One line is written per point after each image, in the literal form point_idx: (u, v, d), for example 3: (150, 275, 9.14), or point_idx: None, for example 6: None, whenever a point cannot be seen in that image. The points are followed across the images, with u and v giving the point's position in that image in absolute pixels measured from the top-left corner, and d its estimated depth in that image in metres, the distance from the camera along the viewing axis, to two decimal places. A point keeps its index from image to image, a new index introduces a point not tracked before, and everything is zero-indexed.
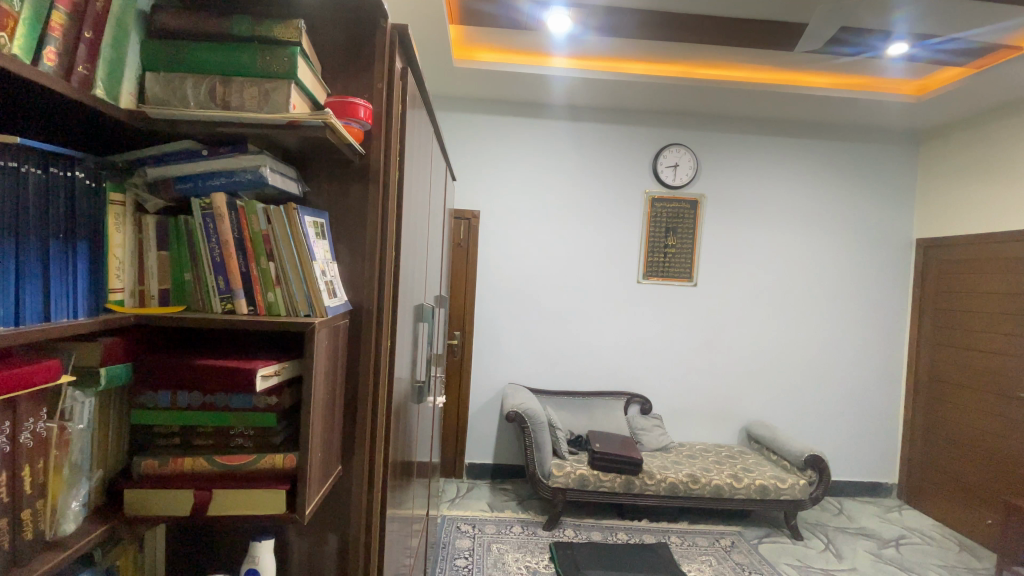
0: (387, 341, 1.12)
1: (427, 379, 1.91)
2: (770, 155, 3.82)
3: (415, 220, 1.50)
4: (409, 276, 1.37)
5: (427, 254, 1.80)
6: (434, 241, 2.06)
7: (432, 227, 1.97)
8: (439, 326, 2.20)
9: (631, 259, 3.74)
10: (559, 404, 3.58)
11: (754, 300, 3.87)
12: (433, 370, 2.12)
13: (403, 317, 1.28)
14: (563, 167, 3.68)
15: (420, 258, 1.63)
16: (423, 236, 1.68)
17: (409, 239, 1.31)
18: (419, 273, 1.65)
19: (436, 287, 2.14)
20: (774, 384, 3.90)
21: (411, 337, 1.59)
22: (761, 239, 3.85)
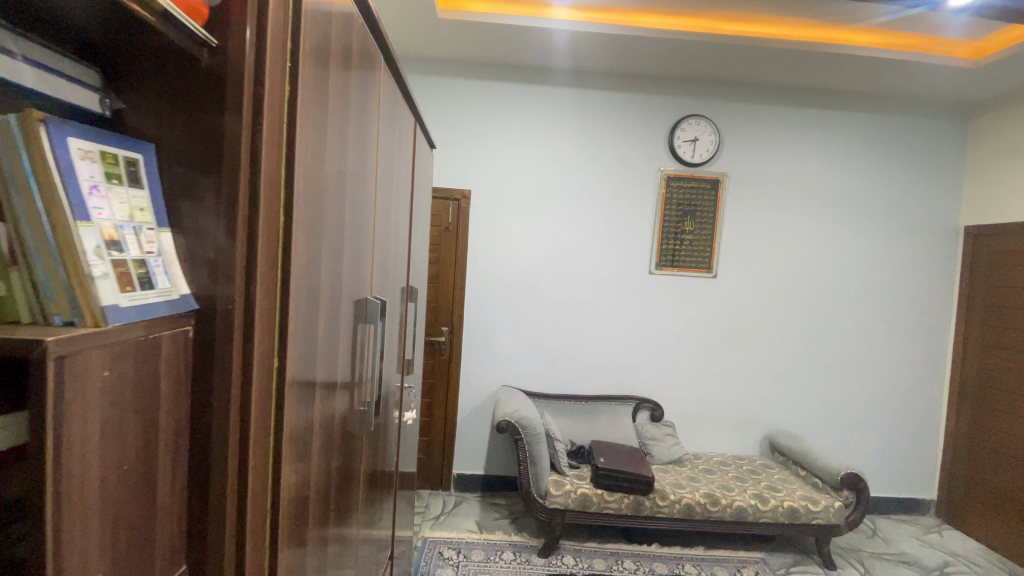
0: (268, 355, 0.70)
1: (383, 389, 1.49)
2: (802, 129, 3.36)
3: (356, 174, 1.07)
4: (335, 253, 0.96)
5: (385, 230, 1.37)
6: (403, 217, 1.64)
7: (397, 198, 1.54)
8: (406, 322, 1.75)
9: (642, 247, 3.30)
10: (559, 410, 3.17)
11: (780, 294, 3.43)
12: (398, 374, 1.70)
13: (313, 310, 0.86)
14: (567, 140, 3.22)
15: (368, 233, 1.20)
16: (376, 205, 1.26)
17: (330, 202, 0.90)
18: (367, 250, 1.21)
19: (405, 272, 1.72)
20: (799, 387, 3.47)
21: (350, 337, 1.15)
22: (791, 225, 3.40)
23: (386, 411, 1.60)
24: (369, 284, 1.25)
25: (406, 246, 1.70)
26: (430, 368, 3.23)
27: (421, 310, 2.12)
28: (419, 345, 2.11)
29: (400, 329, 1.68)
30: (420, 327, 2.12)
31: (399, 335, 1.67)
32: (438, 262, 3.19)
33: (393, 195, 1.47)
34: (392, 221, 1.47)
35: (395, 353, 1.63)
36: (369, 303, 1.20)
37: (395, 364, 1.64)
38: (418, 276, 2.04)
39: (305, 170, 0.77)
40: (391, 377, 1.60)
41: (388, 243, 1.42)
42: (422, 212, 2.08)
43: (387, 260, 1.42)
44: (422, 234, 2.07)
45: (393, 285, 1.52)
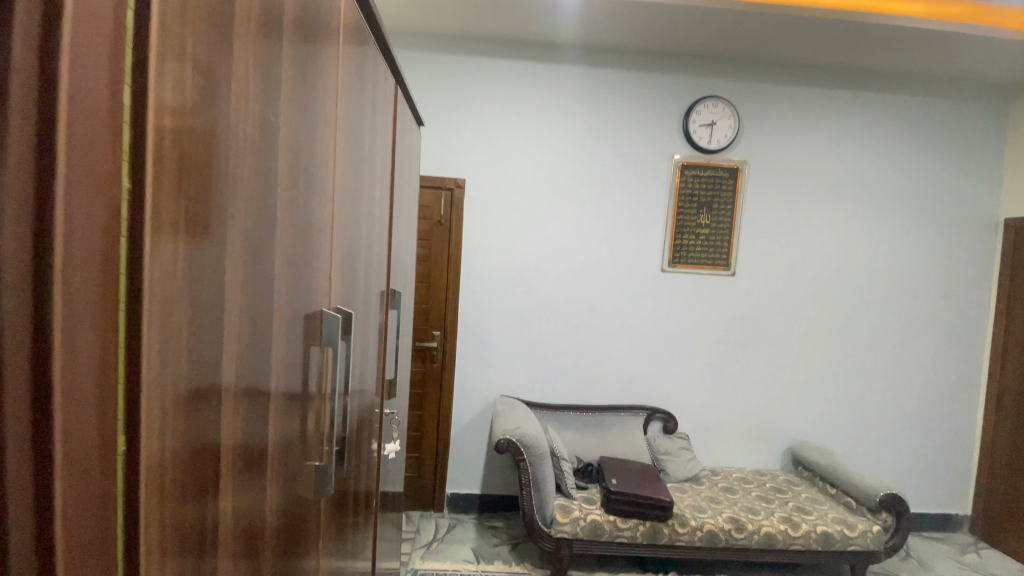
0: (94, 418, 0.41)
1: (352, 421, 1.18)
2: (829, 112, 3.06)
3: (295, 134, 0.76)
4: (255, 244, 0.65)
5: (352, 217, 1.06)
6: (383, 206, 1.33)
7: (373, 180, 1.23)
8: (386, 332, 1.44)
9: (655, 242, 3.00)
10: (563, 422, 2.87)
11: (805, 294, 3.14)
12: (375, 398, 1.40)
13: (205, 334, 0.55)
14: (571, 124, 2.91)
15: (323, 221, 0.89)
16: (335, 184, 0.95)
17: (235, 166, 0.59)
18: (322, 244, 0.89)
19: (386, 273, 1.41)
20: (824, 395, 3.19)
21: (298, 362, 0.84)
22: (816, 218, 3.10)
23: (359, 447, 1.27)
24: (327, 291, 0.93)
25: (386, 239, 1.39)
26: (421, 376, 2.91)
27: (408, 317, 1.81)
28: (404, 358, 1.80)
29: (378, 342, 1.37)
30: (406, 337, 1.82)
31: (377, 350, 1.36)
32: (429, 259, 2.87)
33: (366, 174, 1.16)
34: (365, 208, 1.16)
35: (371, 372, 1.32)
36: (326, 316, 0.89)
37: (370, 386, 1.33)
38: (405, 277, 1.73)
39: (172, 102, 0.47)
40: (366, 402, 1.30)
41: (358, 235, 1.11)
42: (411, 201, 1.77)
43: (356, 256, 1.11)
44: (409, 228, 1.76)
45: (367, 288, 1.21)
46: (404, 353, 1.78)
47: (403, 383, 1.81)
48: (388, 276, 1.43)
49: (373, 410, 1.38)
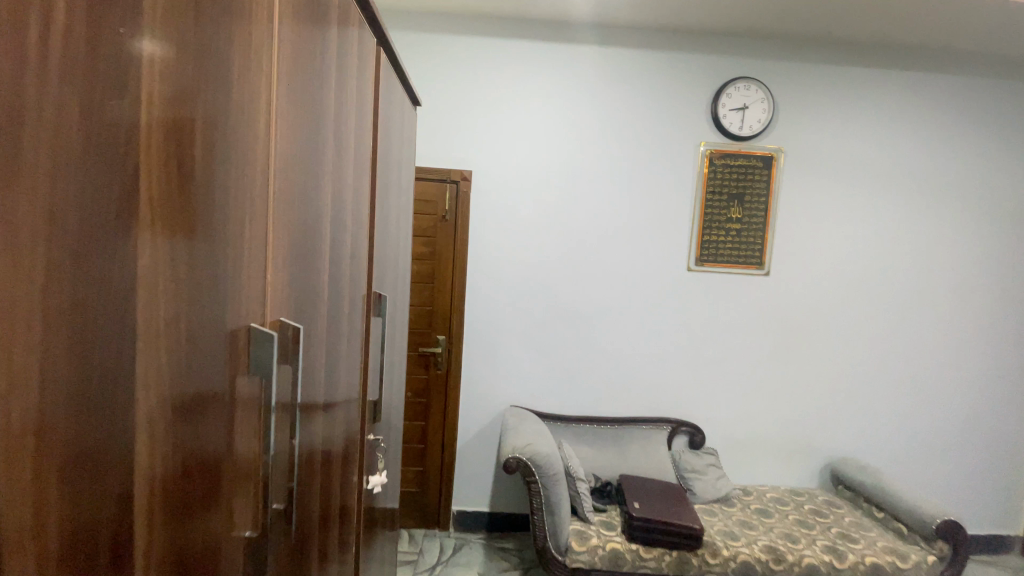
0: None
1: (315, 456, 0.95)
2: (874, 95, 2.77)
3: (185, 79, 0.53)
4: (84, 234, 0.42)
5: (303, 204, 0.83)
6: (359, 194, 1.10)
7: (342, 160, 1.00)
8: (366, 345, 1.21)
9: (680, 238, 2.73)
10: (579, 435, 2.63)
11: (846, 295, 2.84)
12: (353, 423, 1.17)
13: None
14: (588, 110, 2.66)
15: (249, 206, 0.66)
16: (271, 158, 0.72)
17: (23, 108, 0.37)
18: (251, 237, 0.67)
19: (365, 274, 1.18)
20: (867, 406, 2.89)
21: (217, 394, 0.61)
22: (860, 212, 2.81)
23: (328, 487, 1.03)
24: (263, 301, 0.71)
25: (365, 234, 1.16)
26: (425, 384, 2.70)
27: (399, 325, 1.57)
28: (393, 371, 1.57)
29: (354, 358, 1.14)
30: (397, 347, 1.59)
31: (353, 366, 1.14)
32: (434, 257, 2.65)
33: (327, 152, 0.93)
34: (327, 194, 0.93)
35: (345, 393, 1.10)
36: (257, 334, 0.66)
37: (344, 410, 1.10)
38: (397, 279, 1.50)
39: None
40: (338, 430, 1.07)
41: (314, 227, 0.88)
42: (403, 193, 1.54)
43: (313, 255, 0.88)
44: (402, 223, 1.53)
45: (331, 293, 0.98)
46: (393, 365, 1.55)
47: (392, 400, 1.58)
48: (370, 278, 1.20)
49: (350, 438, 1.15)
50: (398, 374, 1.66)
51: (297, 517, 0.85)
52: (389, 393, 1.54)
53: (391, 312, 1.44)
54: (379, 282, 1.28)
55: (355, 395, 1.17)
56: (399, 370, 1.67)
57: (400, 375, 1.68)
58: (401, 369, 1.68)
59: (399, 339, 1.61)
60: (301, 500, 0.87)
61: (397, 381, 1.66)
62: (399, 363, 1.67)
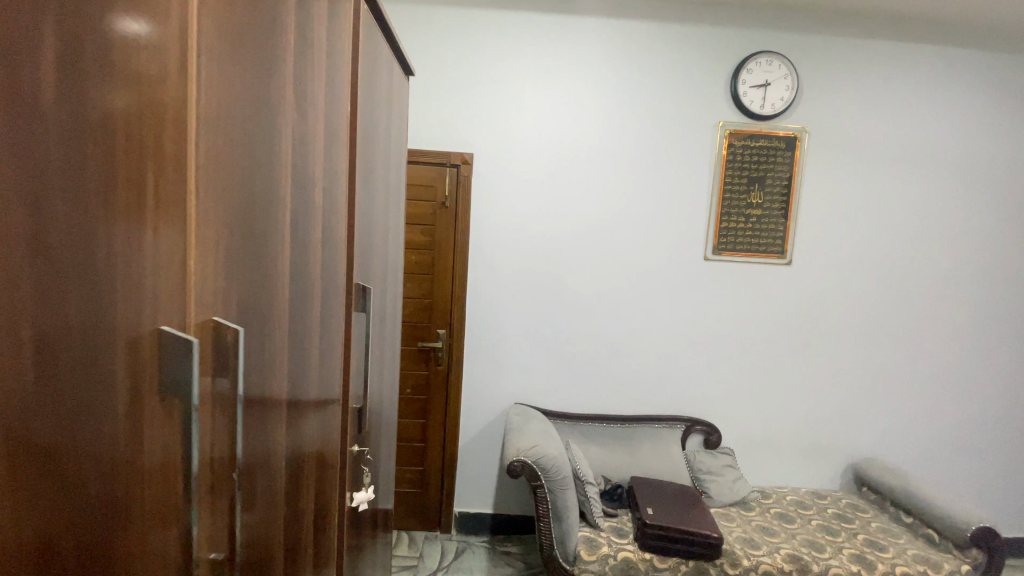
0: None
1: (280, 466, 0.82)
2: (908, 71, 2.56)
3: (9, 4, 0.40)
4: None
5: (251, 175, 0.70)
6: (333, 171, 0.96)
7: (308, 128, 0.85)
8: (349, 340, 1.08)
9: (696, 225, 2.57)
10: (588, 435, 2.48)
11: (875, 287, 2.65)
12: (335, 426, 1.05)
13: None
14: (598, 88, 2.48)
15: (156, 171, 0.54)
16: (196, 115, 0.59)
17: None
18: (159, 221, 0.54)
19: (344, 264, 1.04)
20: (896, 405, 2.70)
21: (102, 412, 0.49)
22: (890, 197, 2.61)
23: (295, 510, 0.89)
24: (180, 300, 0.57)
25: (344, 218, 1.02)
26: (424, 381, 2.56)
27: (390, 320, 1.43)
28: (385, 370, 1.43)
29: (332, 354, 1.02)
30: (389, 343, 1.46)
31: (331, 363, 1.01)
32: (433, 246, 2.50)
33: (288, 116, 0.79)
34: (287, 167, 0.79)
35: (319, 395, 0.97)
36: (165, 339, 0.54)
37: (320, 412, 0.98)
38: (388, 270, 1.36)
39: None
40: (312, 435, 0.94)
41: (268, 205, 0.75)
42: (395, 176, 1.40)
43: (267, 238, 0.75)
44: (392, 208, 1.38)
45: (297, 285, 0.85)
46: (385, 364, 1.40)
47: (384, 402, 1.44)
48: (350, 269, 1.06)
49: (329, 443, 1.02)
50: (392, 372, 1.53)
51: (245, 548, 0.72)
52: (381, 394, 1.40)
53: (381, 305, 1.30)
54: (363, 273, 1.14)
55: (336, 395, 1.04)
56: (393, 366, 1.54)
57: (394, 371, 1.55)
58: (394, 368, 1.55)
59: (391, 334, 1.47)
60: (251, 530, 0.74)
61: (390, 380, 1.53)
62: (393, 361, 1.53)
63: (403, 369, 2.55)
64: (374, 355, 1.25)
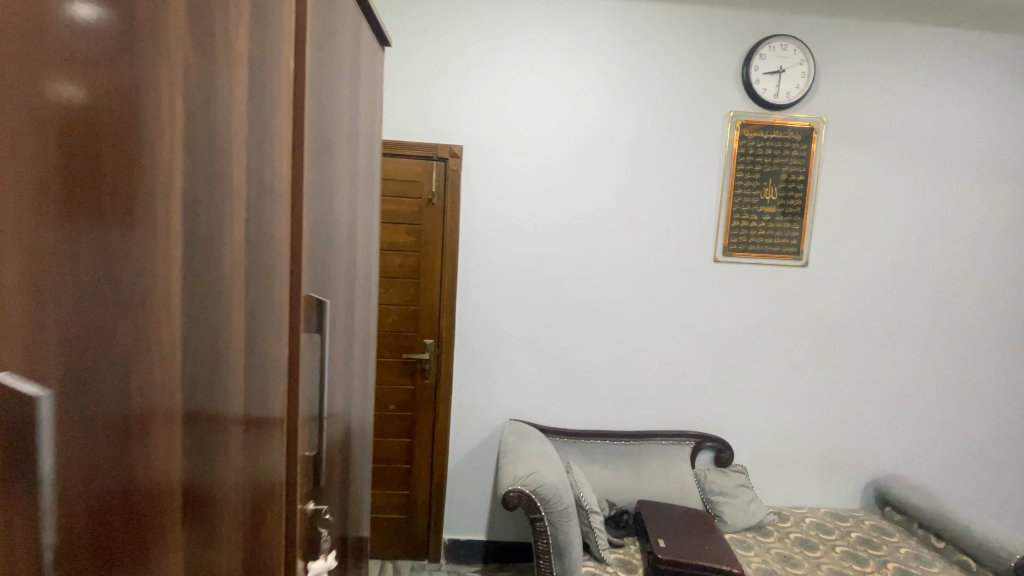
0: None
1: (163, 502, 0.62)
2: (931, 58, 2.38)
3: None
4: None
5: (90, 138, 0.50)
6: (260, 143, 0.75)
7: (212, 88, 0.66)
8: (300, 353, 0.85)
9: (705, 224, 2.36)
10: (591, 454, 2.26)
11: (896, 290, 2.46)
12: (278, 459, 0.82)
13: None
14: (598, 74, 2.27)
15: None
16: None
17: None
18: None
19: (284, 262, 0.81)
20: (919, 418, 2.51)
21: None
22: (912, 193, 2.43)
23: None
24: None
25: (283, 205, 0.80)
26: (410, 396, 2.33)
27: (363, 337, 1.20)
28: (357, 395, 1.20)
29: (269, 366, 0.80)
30: (363, 363, 1.23)
31: (267, 377, 0.79)
32: (419, 247, 2.27)
33: (175, 72, 0.60)
34: (168, 120, 0.59)
35: (243, 415, 0.75)
36: None
37: (245, 438, 0.76)
38: (358, 278, 1.13)
39: None
40: (229, 468, 0.72)
41: (130, 165, 0.55)
42: (368, 168, 1.18)
43: (127, 208, 0.55)
44: (364, 205, 1.16)
45: (189, 277, 0.64)
46: (356, 388, 1.18)
47: (355, 432, 1.20)
48: (297, 269, 0.83)
49: (265, 482, 0.80)
50: (368, 396, 1.30)
51: None
52: (352, 422, 1.17)
53: (348, 314, 1.07)
54: (318, 279, 0.91)
55: (278, 420, 0.82)
56: (370, 390, 1.31)
57: (370, 396, 1.32)
58: (371, 392, 1.32)
59: (366, 352, 1.24)
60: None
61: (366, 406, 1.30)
62: (368, 384, 1.30)
63: (386, 383, 2.31)
64: (339, 372, 1.03)
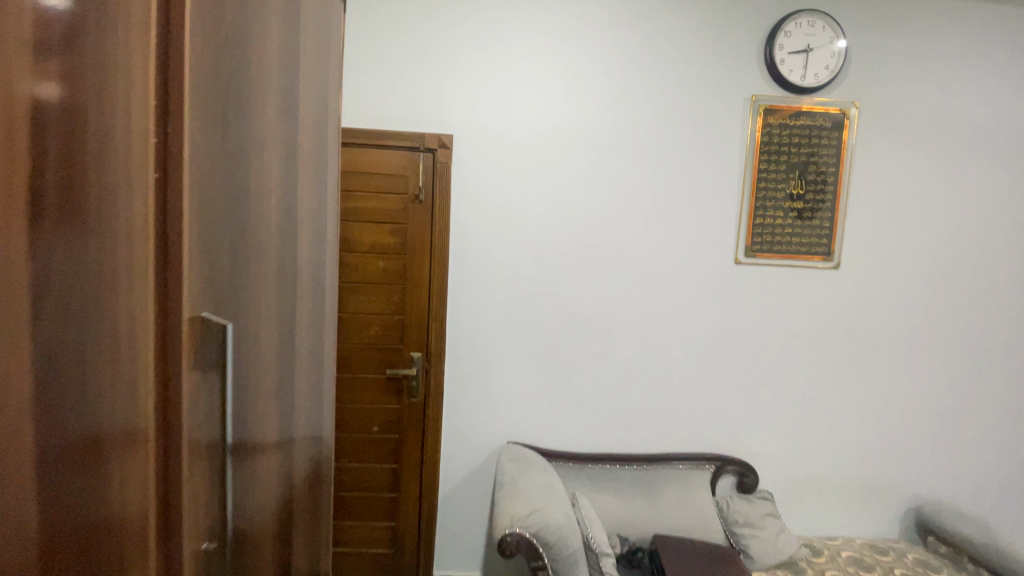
0: None
1: None
2: (971, 38, 2.15)
3: None
4: None
5: None
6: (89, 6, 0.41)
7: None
8: (190, 340, 0.53)
9: (726, 221, 2.11)
10: (599, 482, 2.01)
11: (937, 295, 2.21)
12: (132, 498, 0.48)
13: None
14: (605, 54, 2.03)
15: None
16: None
17: None
18: None
19: (147, 198, 0.48)
20: (962, 436, 2.27)
21: None
22: (954, 187, 2.19)
23: None
24: None
25: (142, 103, 0.47)
26: (396, 416, 2.07)
27: (314, 349, 0.88)
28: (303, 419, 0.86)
29: (120, 358, 0.46)
30: (316, 381, 0.90)
31: (109, 367, 0.45)
32: (404, 250, 2.02)
33: None
34: None
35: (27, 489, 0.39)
36: None
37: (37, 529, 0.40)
38: (305, 271, 0.82)
39: None
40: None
41: None
42: (326, 133, 0.88)
43: None
44: (318, 179, 0.85)
45: None
46: (301, 409, 0.85)
47: (302, 471, 0.86)
48: (170, 219, 0.51)
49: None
50: (326, 424, 0.96)
51: None
52: (294, 456, 0.84)
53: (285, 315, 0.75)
54: (216, 294, 0.58)
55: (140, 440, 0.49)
56: (328, 416, 0.98)
57: (330, 423, 0.99)
58: (330, 420, 0.99)
59: (321, 369, 0.92)
60: None
61: (325, 438, 0.96)
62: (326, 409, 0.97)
63: (369, 402, 2.06)
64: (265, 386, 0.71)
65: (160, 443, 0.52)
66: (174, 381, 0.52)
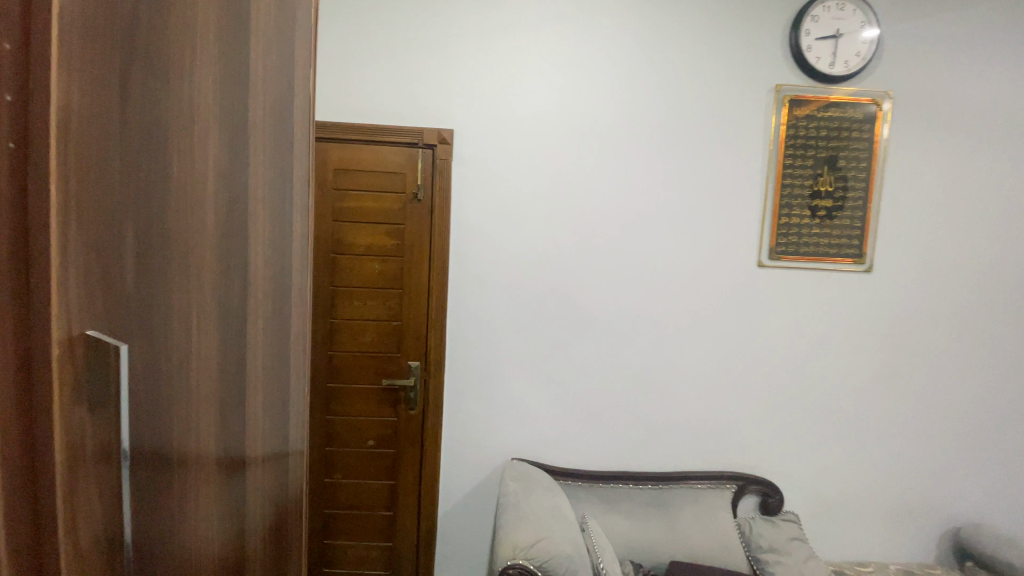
0: None
1: None
2: (1013, 24, 1.99)
3: None
4: None
5: None
6: None
7: None
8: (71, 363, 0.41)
9: (748, 221, 1.95)
10: (610, 501, 1.87)
11: (977, 302, 2.04)
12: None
13: None
14: (617, 43, 1.90)
15: None
16: None
17: None
18: None
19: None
20: (1004, 455, 2.09)
21: None
22: (996, 186, 2.02)
23: None
24: None
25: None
26: (393, 429, 1.94)
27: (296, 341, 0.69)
28: (276, 424, 0.68)
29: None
30: (267, 383, 0.66)
31: None
32: (402, 252, 1.90)
33: None
34: None
35: None
36: None
37: None
38: (236, 237, 0.59)
39: None
40: None
41: None
42: (288, 55, 0.65)
43: None
44: (268, 116, 0.62)
45: None
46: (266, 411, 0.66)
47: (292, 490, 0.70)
48: (33, 175, 0.39)
49: None
50: (293, 440, 0.70)
51: None
52: (280, 470, 0.69)
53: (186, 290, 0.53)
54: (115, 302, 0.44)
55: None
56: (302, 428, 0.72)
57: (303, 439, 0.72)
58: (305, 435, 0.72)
59: (279, 368, 0.67)
60: None
61: (292, 458, 0.70)
62: (296, 420, 0.71)
63: (365, 414, 1.93)
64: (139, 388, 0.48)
65: (25, 437, 0.40)
66: (40, 362, 0.40)
